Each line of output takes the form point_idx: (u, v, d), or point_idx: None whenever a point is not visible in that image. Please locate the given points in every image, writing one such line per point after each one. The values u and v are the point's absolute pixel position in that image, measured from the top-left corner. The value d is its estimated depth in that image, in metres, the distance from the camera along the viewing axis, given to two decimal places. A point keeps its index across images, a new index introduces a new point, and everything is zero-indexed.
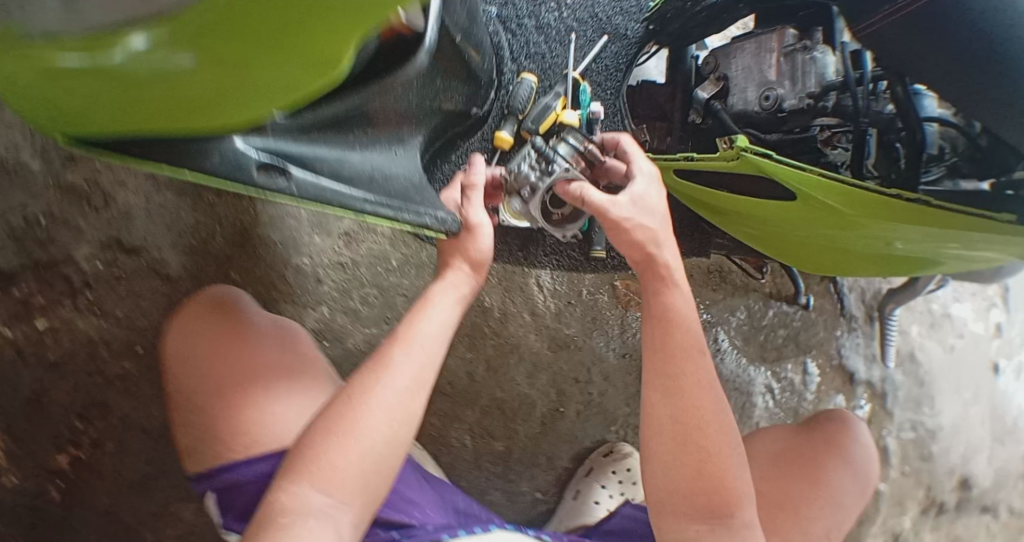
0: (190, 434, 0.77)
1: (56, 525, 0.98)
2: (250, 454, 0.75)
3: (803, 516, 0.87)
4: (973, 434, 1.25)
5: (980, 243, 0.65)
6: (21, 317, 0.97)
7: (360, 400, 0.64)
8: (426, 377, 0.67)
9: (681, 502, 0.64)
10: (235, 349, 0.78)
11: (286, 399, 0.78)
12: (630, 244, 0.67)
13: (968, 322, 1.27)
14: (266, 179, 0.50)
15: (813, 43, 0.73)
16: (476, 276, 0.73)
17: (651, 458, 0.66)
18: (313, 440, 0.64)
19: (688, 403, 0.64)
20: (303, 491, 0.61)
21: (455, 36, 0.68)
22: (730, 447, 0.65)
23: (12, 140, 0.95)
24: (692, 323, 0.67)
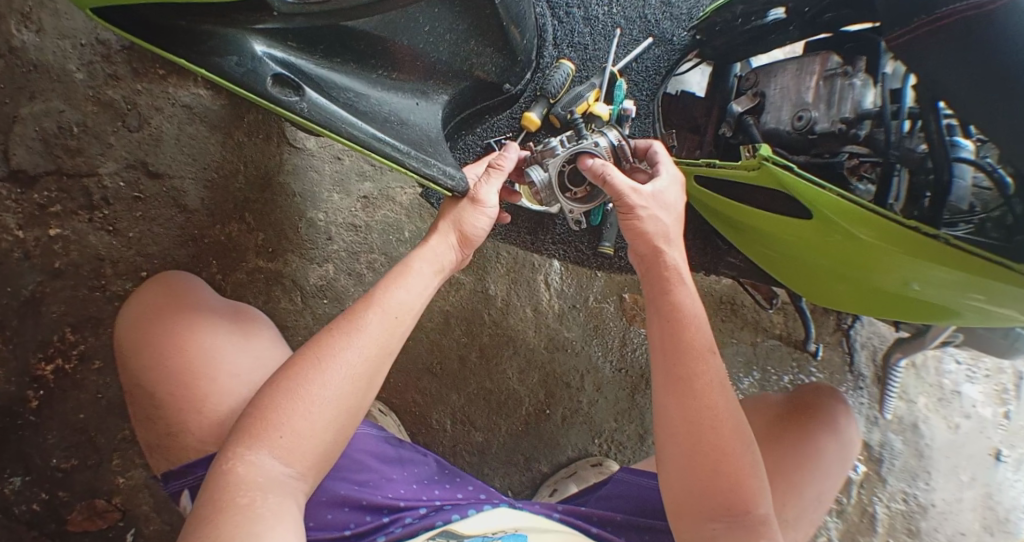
0: (156, 430, 0.75)
1: (28, 430, 0.98)
2: (220, 445, 0.72)
3: (796, 480, 0.79)
4: (964, 519, 1.20)
5: (1000, 297, 0.62)
6: (36, 220, 0.99)
7: (325, 366, 0.62)
8: (393, 344, 0.66)
9: (698, 503, 0.63)
10: (186, 340, 0.75)
11: (250, 386, 0.75)
12: (639, 234, 0.67)
13: (976, 403, 1.22)
14: (278, 92, 0.55)
15: (855, 71, 0.73)
16: (460, 248, 0.73)
17: (667, 460, 0.65)
18: (273, 405, 0.61)
19: (702, 405, 0.63)
20: (263, 459, 0.59)
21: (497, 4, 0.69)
22: (746, 448, 0.63)
23: (61, 50, 0.99)
24: (702, 324, 0.65)
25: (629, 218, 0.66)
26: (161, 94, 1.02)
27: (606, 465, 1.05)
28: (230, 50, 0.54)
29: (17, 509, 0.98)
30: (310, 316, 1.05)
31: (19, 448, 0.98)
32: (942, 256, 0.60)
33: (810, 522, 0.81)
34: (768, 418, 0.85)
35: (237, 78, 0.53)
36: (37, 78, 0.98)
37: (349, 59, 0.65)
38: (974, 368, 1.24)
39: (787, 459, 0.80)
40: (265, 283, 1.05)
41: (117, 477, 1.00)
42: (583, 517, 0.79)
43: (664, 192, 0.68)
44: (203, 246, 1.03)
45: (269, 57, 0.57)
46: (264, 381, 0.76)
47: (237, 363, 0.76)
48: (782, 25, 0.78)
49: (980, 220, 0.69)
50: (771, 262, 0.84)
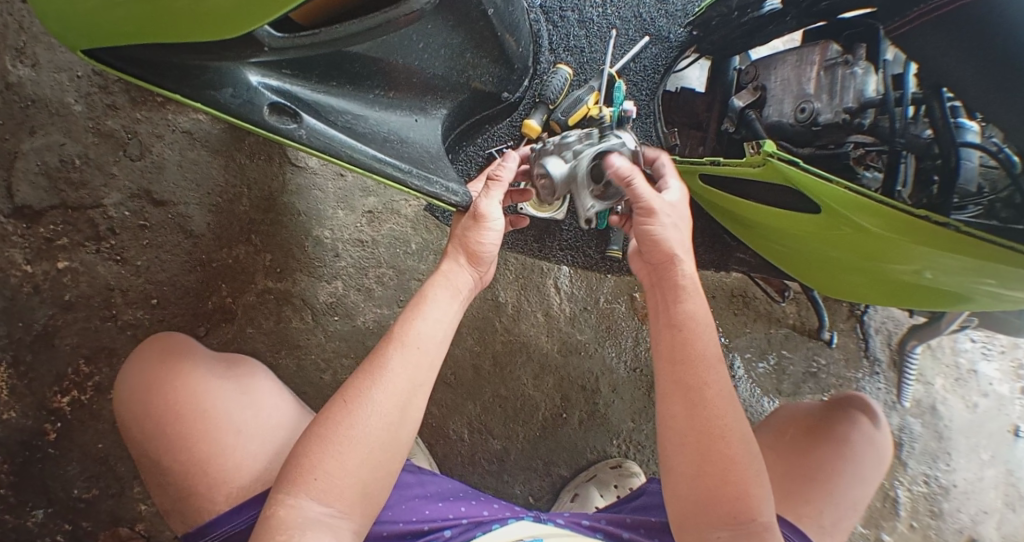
0: (169, 496, 0.75)
1: (48, 463, 0.98)
2: (232, 503, 0.73)
3: (829, 486, 0.80)
4: (986, 498, 1.19)
5: (1012, 281, 0.61)
6: (44, 255, 0.99)
7: (356, 405, 0.63)
8: (424, 378, 0.66)
9: (701, 512, 0.61)
10: (186, 402, 0.75)
11: (253, 439, 0.76)
12: (652, 247, 0.68)
13: (993, 382, 1.22)
14: (276, 121, 0.55)
15: (856, 59, 0.72)
16: (474, 268, 0.73)
17: (673, 470, 0.63)
18: (309, 450, 0.62)
19: (708, 412, 0.62)
20: (302, 502, 0.60)
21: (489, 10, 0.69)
22: (750, 456, 0.62)
23: (59, 84, 0.99)
24: (708, 336, 0.65)
25: (648, 224, 0.67)
26: (161, 121, 1.03)
27: (626, 466, 1.05)
28: (225, 82, 0.54)
29: (42, 541, 0.98)
30: (322, 333, 1.05)
31: (41, 482, 0.98)
32: (952, 243, 0.59)
33: (848, 529, 0.80)
34: (799, 427, 0.85)
35: (233, 109, 0.53)
36: (36, 113, 0.99)
37: (345, 82, 0.65)
38: (989, 345, 1.24)
39: (819, 466, 0.81)
40: (275, 304, 1.05)
41: (139, 505, 1.00)
42: (616, 522, 0.79)
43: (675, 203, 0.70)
44: (210, 270, 1.03)
45: (265, 86, 0.57)
46: (265, 433, 0.77)
47: (237, 418, 0.76)
48: (778, 17, 0.76)
49: (988, 201, 0.68)
50: (784, 258, 0.84)
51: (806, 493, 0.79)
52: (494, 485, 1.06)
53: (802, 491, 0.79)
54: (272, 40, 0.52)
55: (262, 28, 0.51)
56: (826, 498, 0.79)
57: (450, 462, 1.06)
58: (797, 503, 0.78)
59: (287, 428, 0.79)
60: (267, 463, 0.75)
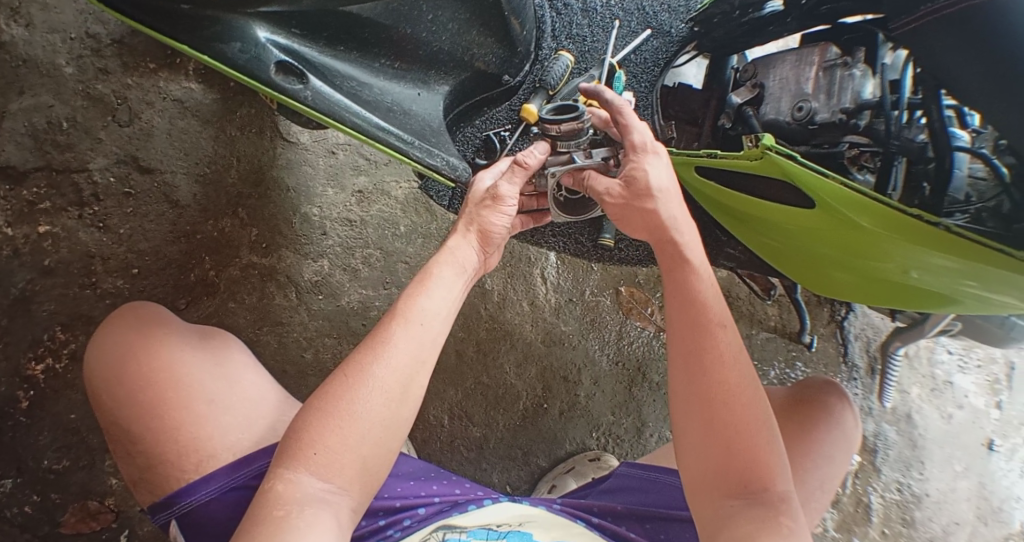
0: (137, 465, 0.73)
1: (16, 430, 0.96)
2: (203, 472, 0.71)
3: (800, 465, 0.80)
4: (959, 509, 1.20)
5: (998, 285, 0.62)
6: (26, 217, 0.96)
7: (358, 381, 0.61)
8: (426, 356, 0.65)
9: (712, 480, 0.62)
10: (157, 370, 0.73)
11: (226, 410, 0.75)
12: (641, 224, 0.68)
13: (968, 394, 1.24)
14: (282, 81, 0.55)
15: (854, 61, 0.74)
16: (481, 249, 0.73)
17: (684, 439, 0.64)
18: (306, 424, 0.61)
19: (716, 379, 0.63)
20: (301, 477, 0.59)
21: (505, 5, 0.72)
22: (761, 424, 0.62)
23: (51, 44, 0.97)
24: (714, 301, 0.66)
25: (621, 206, 0.68)
26: (152, 88, 1.01)
27: (605, 459, 1.05)
28: (233, 36, 0.53)
29: (8, 511, 0.95)
30: (305, 311, 1.04)
31: (9, 450, 0.95)
32: (944, 245, 0.60)
33: (815, 510, 0.81)
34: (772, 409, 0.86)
35: (240, 64, 0.52)
36: (26, 73, 0.96)
37: (353, 47, 0.64)
38: (966, 358, 1.26)
39: (788, 448, 0.81)
40: (259, 279, 1.03)
41: (110, 477, 0.98)
42: (582, 509, 0.79)
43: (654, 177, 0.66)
44: (196, 242, 1.02)
45: (273, 43, 0.56)
46: (239, 404, 0.76)
47: (210, 388, 0.75)
48: (779, 17, 0.77)
49: (975, 210, 0.68)
50: (776, 253, 0.84)
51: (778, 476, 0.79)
52: (471, 473, 1.05)
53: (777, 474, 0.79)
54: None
55: None
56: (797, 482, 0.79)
57: (428, 448, 1.04)
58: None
59: (262, 402, 0.79)
60: (240, 434, 0.74)
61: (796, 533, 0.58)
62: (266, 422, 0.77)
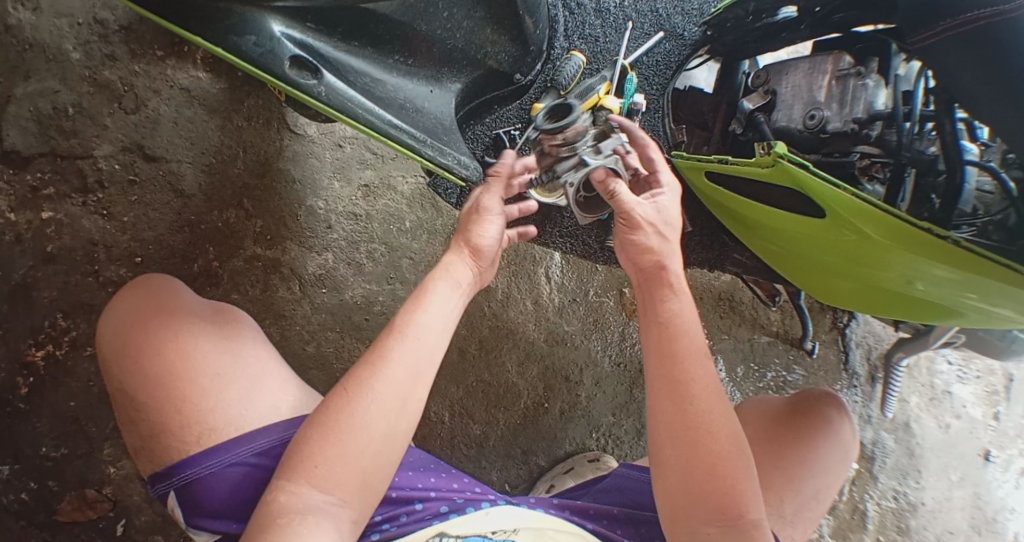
0: (138, 432, 0.74)
1: (17, 416, 0.95)
2: (204, 446, 0.71)
3: (793, 473, 0.80)
4: (953, 518, 1.21)
5: (999, 302, 0.63)
6: (28, 204, 0.96)
7: (359, 393, 0.62)
8: (426, 369, 0.66)
9: (690, 507, 0.61)
10: (163, 331, 0.74)
11: (231, 384, 0.74)
12: (639, 254, 0.66)
13: (967, 404, 1.24)
14: (296, 75, 0.54)
15: (868, 71, 0.73)
16: (476, 260, 0.74)
17: (662, 464, 0.63)
18: (307, 439, 0.62)
19: (698, 407, 0.62)
20: (303, 490, 0.60)
21: (518, 2, 0.71)
22: (739, 452, 0.62)
23: (57, 29, 0.97)
24: (694, 332, 0.64)
25: (633, 235, 0.66)
26: (159, 76, 1.00)
27: (603, 461, 1.05)
28: (248, 29, 0.53)
29: (6, 498, 0.95)
30: (308, 305, 1.04)
31: (8, 437, 0.95)
32: (951, 260, 0.60)
33: (810, 519, 0.81)
34: (772, 415, 0.86)
35: (254, 58, 0.52)
36: (31, 57, 0.96)
37: (367, 43, 0.64)
38: (965, 368, 1.26)
39: (786, 458, 0.81)
40: (262, 272, 1.03)
41: (109, 467, 0.98)
42: (580, 512, 0.79)
43: (664, 207, 0.68)
44: (198, 232, 1.01)
45: (287, 37, 0.56)
46: (245, 378, 0.75)
47: (217, 362, 0.75)
48: (793, 23, 0.78)
49: (981, 223, 0.69)
50: (779, 259, 0.85)
51: (771, 482, 0.79)
52: (470, 471, 1.05)
53: (767, 477, 0.79)
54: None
55: None
56: (790, 491, 0.79)
57: (428, 445, 1.05)
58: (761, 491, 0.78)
59: (271, 378, 0.78)
60: (242, 409, 0.74)
61: None
62: (272, 400, 0.76)
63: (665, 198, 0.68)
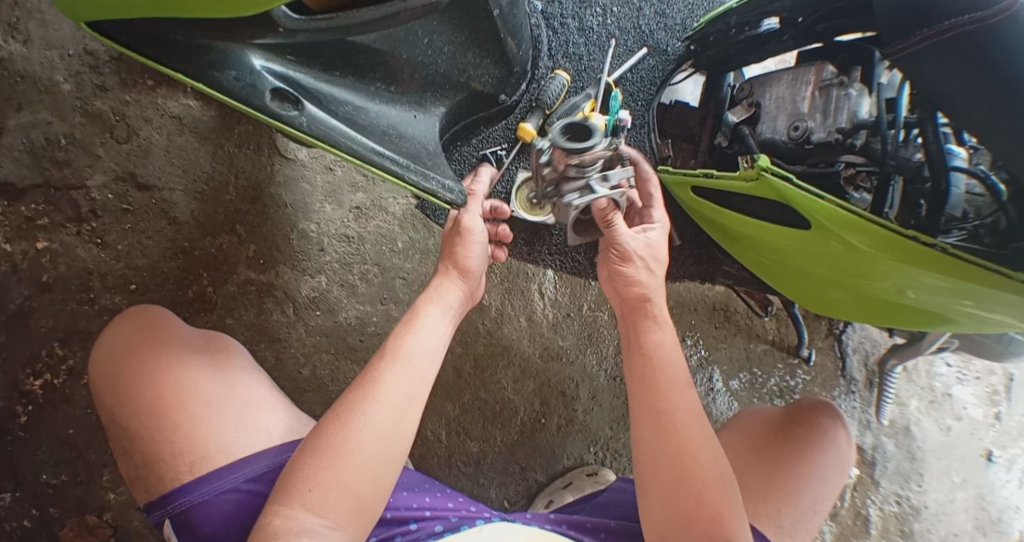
0: (134, 461, 0.74)
1: (16, 446, 0.95)
2: (196, 474, 0.72)
3: (790, 485, 0.80)
4: (956, 520, 1.20)
5: (993, 305, 0.62)
6: (24, 233, 0.97)
7: (351, 418, 0.62)
8: (419, 391, 0.67)
9: (676, 534, 0.61)
10: (154, 358, 0.75)
11: (223, 411, 0.74)
12: (627, 286, 0.70)
13: (967, 406, 1.24)
14: (278, 107, 0.55)
15: (851, 81, 0.73)
16: (464, 280, 0.76)
17: (649, 493, 0.63)
18: (301, 462, 0.62)
19: (680, 432, 0.63)
20: (298, 513, 0.59)
21: (496, 19, 0.70)
22: (722, 477, 0.62)
23: (48, 61, 0.98)
24: (676, 361, 0.67)
25: (622, 268, 0.70)
26: (149, 105, 1.01)
27: (602, 475, 1.04)
28: (228, 64, 0.53)
29: (8, 525, 0.95)
30: (303, 327, 1.04)
31: (8, 465, 0.95)
32: (937, 265, 0.60)
33: (809, 530, 0.80)
34: (767, 425, 0.86)
35: (235, 93, 0.53)
36: (24, 89, 0.97)
37: (349, 72, 0.65)
38: (964, 370, 1.25)
39: (782, 469, 0.81)
40: (256, 296, 1.03)
41: (108, 493, 0.97)
42: (577, 526, 0.78)
43: (654, 242, 0.72)
44: (191, 258, 1.01)
45: (268, 70, 0.56)
46: (237, 406, 0.76)
47: (209, 391, 0.75)
48: (777, 35, 0.78)
49: (973, 227, 0.69)
50: (768, 271, 0.85)
51: (770, 492, 0.79)
52: (469, 488, 1.05)
53: (765, 487, 0.79)
54: (289, 20, 0.52)
55: (279, 8, 0.50)
56: (788, 503, 0.79)
57: (426, 463, 1.05)
58: (756, 503, 0.78)
59: (261, 406, 0.78)
60: (234, 436, 0.74)
61: None
62: (264, 424, 0.76)
63: (655, 233, 0.73)
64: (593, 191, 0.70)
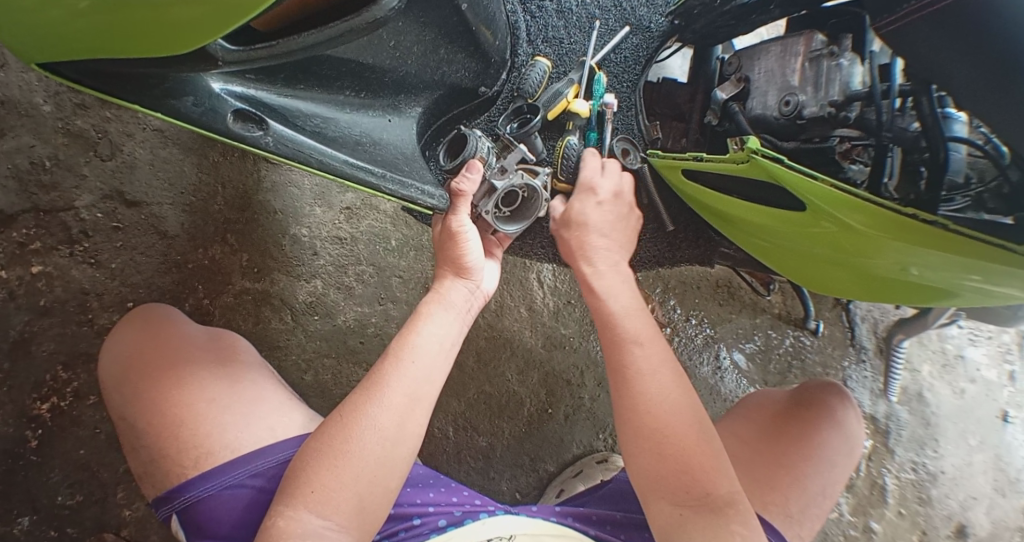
0: (141, 458, 0.75)
1: (28, 470, 0.96)
2: (201, 469, 0.72)
3: (800, 472, 0.79)
4: (974, 482, 1.19)
5: (1003, 278, 0.59)
6: (18, 259, 0.96)
7: (353, 420, 0.63)
8: (425, 394, 0.67)
9: (657, 484, 0.63)
10: (165, 373, 0.74)
11: (228, 408, 0.75)
12: (569, 250, 0.79)
13: (980, 367, 1.22)
14: (241, 128, 0.55)
15: (841, 50, 0.70)
16: (466, 279, 0.76)
17: (629, 453, 0.65)
18: (305, 465, 0.63)
19: (632, 388, 0.66)
20: (302, 515, 0.60)
21: (467, 14, 0.70)
22: (692, 430, 0.64)
23: (26, 83, 0.96)
24: (629, 320, 0.71)
25: (568, 233, 0.79)
26: (131, 120, 1.00)
27: (612, 461, 1.04)
28: (185, 90, 0.53)
29: None
30: (302, 333, 1.03)
31: (21, 489, 0.96)
32: (937, 239, 0.58)
33: (819, 515, 0.80)
34: (772, 412, 0.84)
35: (195, 117, 0.52)
36: (3, 113, 0.96)
37: (313, 85, 0.65)
38: (976, 331, 1.23)
39: (790, 455, 0.80)
40: (253, 304, 1.03)
41: (123, 509, 0.99)
42: (582, 518, 0.79)
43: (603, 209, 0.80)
44: (186, 271, 1.01)
45: (228, 92, 0.57)
46: (241, 403, 0.76)
47: (213, 388, 0.75)
48: (762, 5, 0.73)
49: (977, 193, 0.67)
50: (769, 254, 0.82)
51: (779, 481, 0.78)
52: (480, 482, 1.05)
53: (775, 476, 0.79)
54: (227, 53, 0.52)
55: (213, 43, 0.51)
56: (798, 488, 0.79)
57: (436, 461, 1.05)
58: (764, 491, 0.77)
59: (263, 403, 0.78)
60: (239, 432, 0.74)
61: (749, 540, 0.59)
62: (267, 422, 0.77)
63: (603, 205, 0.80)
64: (498, 188, 0.75)
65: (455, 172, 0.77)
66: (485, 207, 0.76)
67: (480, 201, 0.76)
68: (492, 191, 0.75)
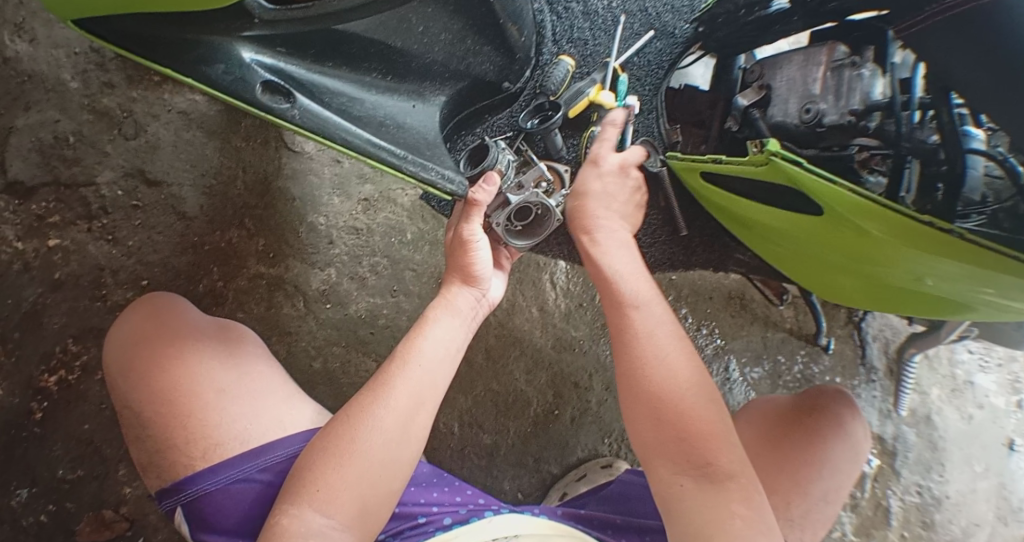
0: (145, 448, 0.76)
1: (35, 443, 0.97)
2: (209, 461, 0.73)
3: (801, 476, 0.79)
4: (977, 510, 1.18)
5: (1016, 292, 0.59)
6: (36, 232, 0.98)
7: (360, 421, 0.64)
8: (429, 395, 0.67)
9: (660, 451, 0.63)
10: (173, 353, 0.75)
11: (235, 399, 0.75)
12: (575, 219, 0.77)
13: (989, 394, 1.21)
14: (270, 100, 0.56)
15: (863, 60, 0.72)
16: (473, 287, 0.77)
17: (633, 418, 0.66)
18: (311, 464, 0.63)
19: (633, 352, 0.66)
20: (305, 514, 0.61)
21: (501, 18, 0.74)
22: (691, 394, 0.64)
23: (56, 60, 0.99)
24: (628, 281, 0.70)
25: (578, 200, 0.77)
26: (156, 101, 1.02)
27: (616, 466, 1.03)
28: (217, 58, 0.54)
29: (28, 520, 0.97)
30: (313, 320, 1.04)
31: (25, 460, 0.97)
32: (948, 249, 0.58)
33: (820, 522, 0.80)
34: (773, 414, 0.84)
35: (226, 88, 0.54)
36: (32, 88, 0.98)
37: (341, 63, 0.66)
38: (986, 357, 1.22)
39: (792, 461, 0.80)
40: (267, 289, 1.03)
41: (124, 487, 0.98)
42: (582, 520, 0.80)
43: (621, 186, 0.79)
44: (201, 253, 1.02)
45: (258, 63, 0.58)
46: (249, 393, 0.77)
47: (222, 379, 0.76)
48: (785, 15, 0.74)
49: (992, 211, 0.66)
50: (787, 262, 0.82)
51: (781, 484, 0.78)
52: (481, 479, 1.05)
53: (778, 479, 0.79)
54: (263, 11, 0.54)
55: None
56: (799, 493, 0.79)
57: (439, 457, 1.05)
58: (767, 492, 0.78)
59: (270, 393, 0.79)
60: (246, 424, 0.75)
61: (749, 516, 0.59)
62: (276, 415, 0.77)
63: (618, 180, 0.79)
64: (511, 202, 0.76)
65: (475, 180, 0.78)
66: (498, 221, 0.77)
67: (493, 213, 0.77)
68: (505, 204, 0.76)
